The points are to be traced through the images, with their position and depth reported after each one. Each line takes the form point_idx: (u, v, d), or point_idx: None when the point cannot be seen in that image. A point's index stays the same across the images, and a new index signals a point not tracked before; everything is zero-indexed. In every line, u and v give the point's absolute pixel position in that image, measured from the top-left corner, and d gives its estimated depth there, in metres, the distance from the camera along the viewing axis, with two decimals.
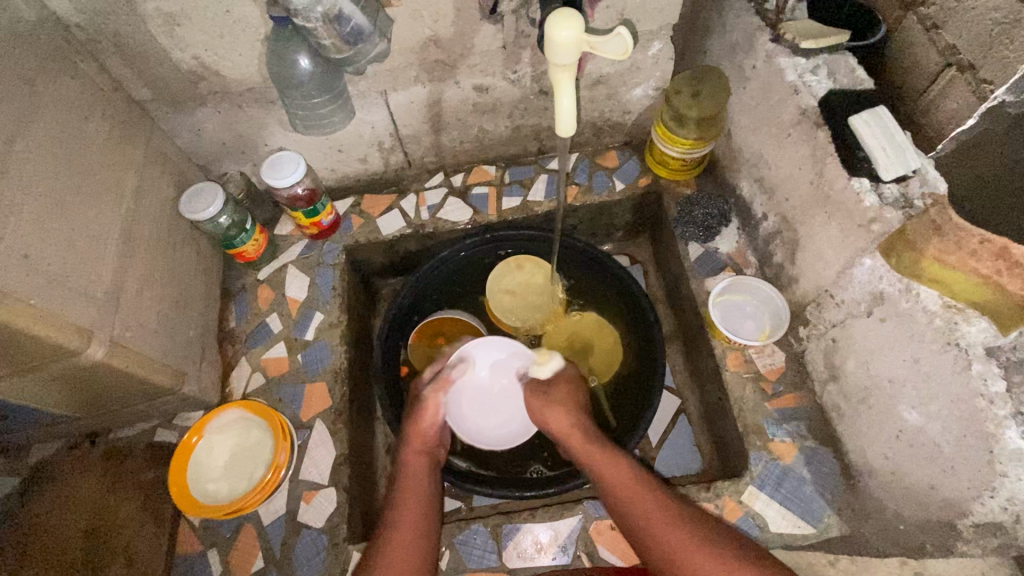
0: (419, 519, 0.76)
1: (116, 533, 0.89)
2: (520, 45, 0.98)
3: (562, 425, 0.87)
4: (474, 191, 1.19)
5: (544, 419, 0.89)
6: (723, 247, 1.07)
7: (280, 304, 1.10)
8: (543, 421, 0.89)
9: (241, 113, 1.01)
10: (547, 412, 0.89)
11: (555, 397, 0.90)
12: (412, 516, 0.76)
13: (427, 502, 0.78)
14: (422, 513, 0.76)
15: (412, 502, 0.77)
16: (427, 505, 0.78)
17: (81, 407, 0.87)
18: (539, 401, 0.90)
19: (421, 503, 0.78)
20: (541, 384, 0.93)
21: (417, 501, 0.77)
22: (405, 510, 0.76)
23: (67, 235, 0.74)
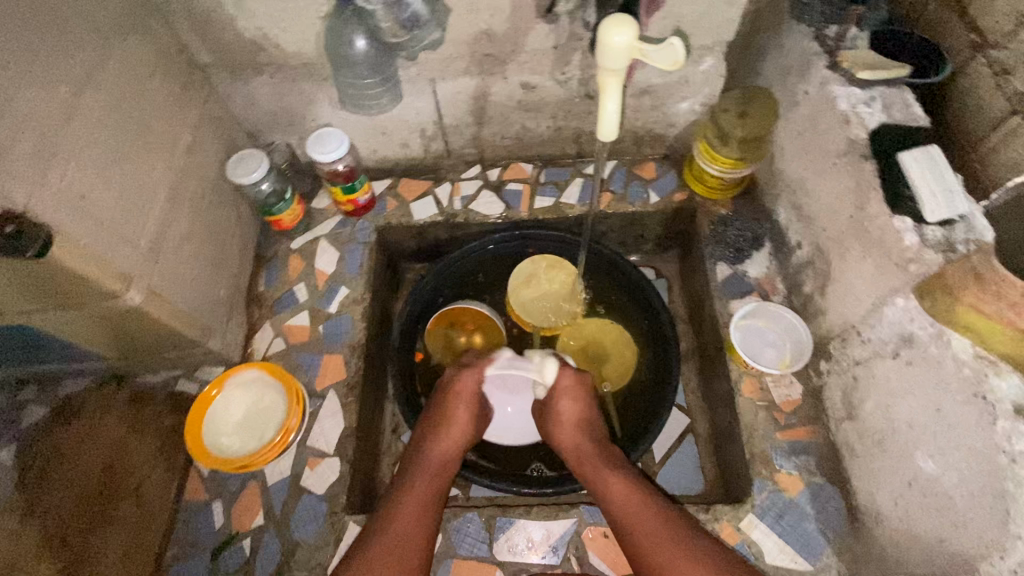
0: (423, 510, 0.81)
1: (129, 472, 0.96)
2: (571, 48, 0.97)
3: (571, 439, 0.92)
4: (508, 187, 1.20)
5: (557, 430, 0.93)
6: (752, 271, 1.05)
7: (309, 275, 1.13)
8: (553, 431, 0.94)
9: (294, 86, 1.04)
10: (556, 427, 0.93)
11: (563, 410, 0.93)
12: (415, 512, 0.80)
13: (431, 505, 0.83)
14: (419, 520, 0.80)
15: (422, 502, 0.82)
16: (431, 509, 0.82)
17: (113, 345, 0.91)
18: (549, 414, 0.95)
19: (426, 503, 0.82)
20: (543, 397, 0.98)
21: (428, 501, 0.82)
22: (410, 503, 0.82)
23: (122, 183, 0.79)
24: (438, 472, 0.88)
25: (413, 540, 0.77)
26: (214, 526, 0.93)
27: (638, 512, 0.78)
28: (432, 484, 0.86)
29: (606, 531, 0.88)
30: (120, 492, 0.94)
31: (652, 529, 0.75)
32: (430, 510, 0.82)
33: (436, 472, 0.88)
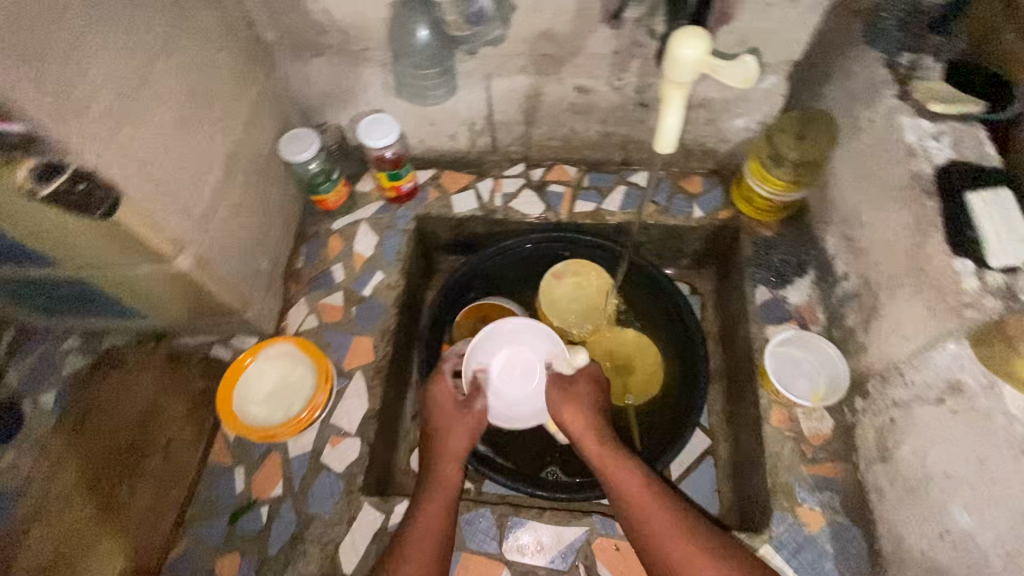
0: (439, 523, 0.80)
1: (160, 428, 1.00)
2: (631, 55, 0.95)
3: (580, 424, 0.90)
4: (550, 188, 1.19)
5: (568, 414, 0.91)
6: (792, 298, 1.03)
7: (346, 256, 1.15)
8: (562, 413, 0.92)
9: (352, 70, 1.06)
10: (567, 411, 0.92)
11: (575, 395, 0.93)
12: (431, 523, 0.79)
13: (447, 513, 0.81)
14: (437, 531, 0.79)
15: (434, 515, 0.81)
16: (448, 517, 0.81)
17: (156, 306, 0.95)
18: (561, 394, 0.93)
19: (441, 513, 0.81)
20: (562, 378, 0.96)
21: (440, 514, 0.81)
22: (426, 514, 0.81)
23: (183, 153, 0.81)
24: (446, 481, 0.85)
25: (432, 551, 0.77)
26: (235, 490, 0.95)
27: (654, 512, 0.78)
28: (441, 496, 0.83)
29: (616, 544, 0.87)
30: (150, 447, 0.98)
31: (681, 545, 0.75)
32: (447, 523, 0.81)
33: (446, 477, 0.86)
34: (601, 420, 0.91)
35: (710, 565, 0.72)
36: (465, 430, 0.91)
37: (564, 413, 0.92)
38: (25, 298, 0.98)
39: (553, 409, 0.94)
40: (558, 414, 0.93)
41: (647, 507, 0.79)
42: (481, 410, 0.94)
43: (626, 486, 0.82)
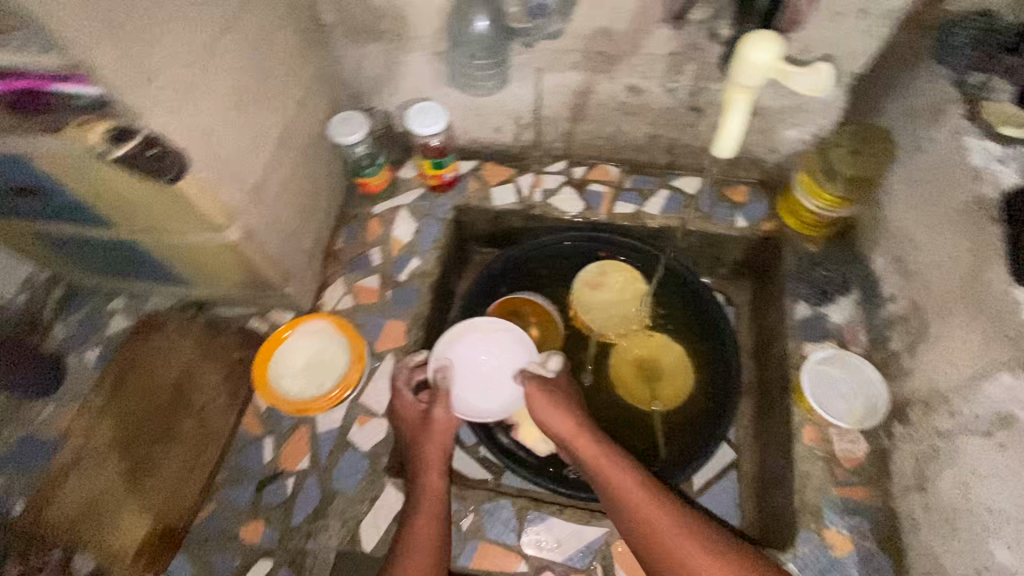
0: (428, 540, 0.81)
1: (195, 393, 1.02)
2: (688, 57, 0.94)
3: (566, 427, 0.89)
4: (591, 187, 1.19)
5: (549, 419, 0.89)
6: (834, 316, 1.01)
7: (384, 240, 1.16)
8: (544, 418, 0.90)
9: (406, 57, 1.06)
10: (548, 415, 0.90)
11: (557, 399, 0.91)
12: (421, 540, 0.80)
13: (436, 528, 0.82)
14: (428, 548, 0.80)
15: (423, 532, 0.81)
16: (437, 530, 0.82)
17: (202, 273, 0.98)
18: (542, 398, 0.91)
19: (430, 529, 0.82)
20: (547, 380, 0.94)
21: (429, 530, 0.81)
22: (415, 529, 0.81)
23: (243, 127, 0.82)
24: (431, 493, 0.85)
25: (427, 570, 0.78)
26: (263, 459, 0.98)
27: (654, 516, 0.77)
28: (429, 510, 0.83)
29: None
30: (184, 410, 1.01)
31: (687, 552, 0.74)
32: (437, 539, 0.81)
33: (430, 488, 0.86)
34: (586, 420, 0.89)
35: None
36: (440, 436, 0.89)
37: (544, 418, 0.90)
38: (76, 257, 1.01)
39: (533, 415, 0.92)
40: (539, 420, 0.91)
41: (642, 512, 0.78)
42: (445, 417, 0.91)
43: (620, 491, 0.81)
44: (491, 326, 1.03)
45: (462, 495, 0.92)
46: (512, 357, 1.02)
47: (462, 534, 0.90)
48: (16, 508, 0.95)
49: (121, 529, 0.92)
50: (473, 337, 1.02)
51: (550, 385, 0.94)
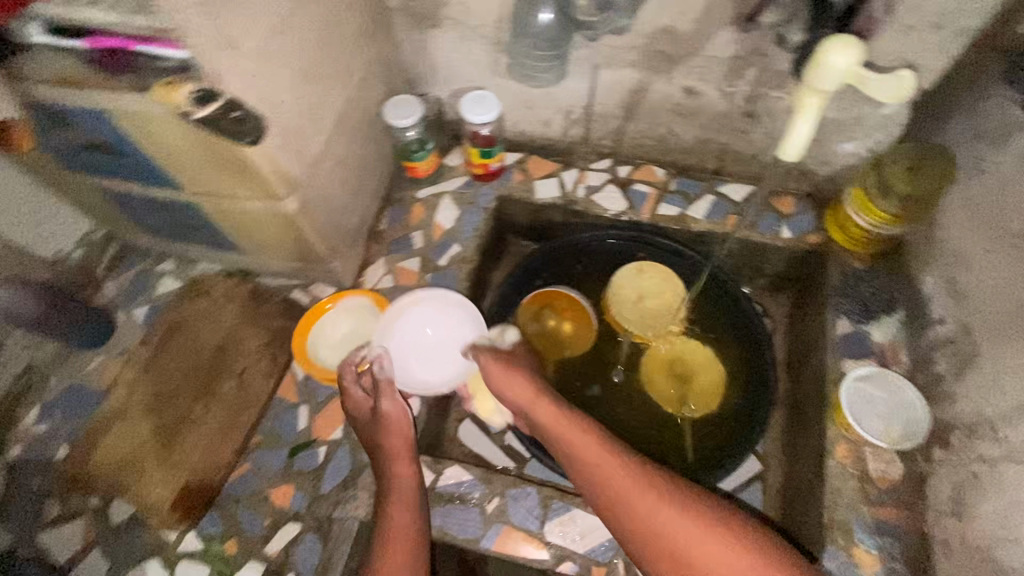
0: (406, 536, 0.80)
1: (236, 357, 1.05)
2: (749, 63, 0.93)
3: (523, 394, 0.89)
4: (636, 187, 1.19)
5: (505, 387, 0.90)
6: (876, 334, 0.99)
7: (427, 225, 1.18)
8: (500, 388, 0.91)
9: (464, 45, 1.07)
10: (505, 382, 0.91)
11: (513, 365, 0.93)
12: (399, 537, 0.80)
13: (412, 521, 0.82)
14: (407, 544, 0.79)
15: (402, 528, 0.80)
16: (414, 524, 0.81)
17: (253, 241, 1.01)
18: (499, 367, 0.92)
19: (407, 524, 0.81)
20: (501, 353, 0.95)
21: (405, 526, 0.81)
22: (394, 525, 0.81)
23: (309, 102, 0.85)
24: (402, 487, 0.85)
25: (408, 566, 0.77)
26: (297, 426, 1.00)
27: (626, 484, 0.77)
28: (404, 504, 0.83)
29: None
30: (225, 372, 1.04)
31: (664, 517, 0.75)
32: (415, 535, 0.81)
33: (400, 482, 0.86)
34: (545, 387, 0.90)
35: (694, 536, 0.73)
36: (401, 429, 0.90)
37: (500, 388, 0.91)
38: (135, 217, 1.04)
39: (490, 384, 0.93)
40: (496, 390, 0.92)
41: (607, 474, 0.79)
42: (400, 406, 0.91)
43: (588, 458, 0.81)
44: (443, 300, 1.04)
45: (488, 479, 0.93)
46: (457, 330, 1.03)
47: (486, 517, 0.91)
48: (60, 453, 1.01)
49: (159, 481, 0.95)
50: (423, 307, 1.03)
51: (505, 356, 0.95)
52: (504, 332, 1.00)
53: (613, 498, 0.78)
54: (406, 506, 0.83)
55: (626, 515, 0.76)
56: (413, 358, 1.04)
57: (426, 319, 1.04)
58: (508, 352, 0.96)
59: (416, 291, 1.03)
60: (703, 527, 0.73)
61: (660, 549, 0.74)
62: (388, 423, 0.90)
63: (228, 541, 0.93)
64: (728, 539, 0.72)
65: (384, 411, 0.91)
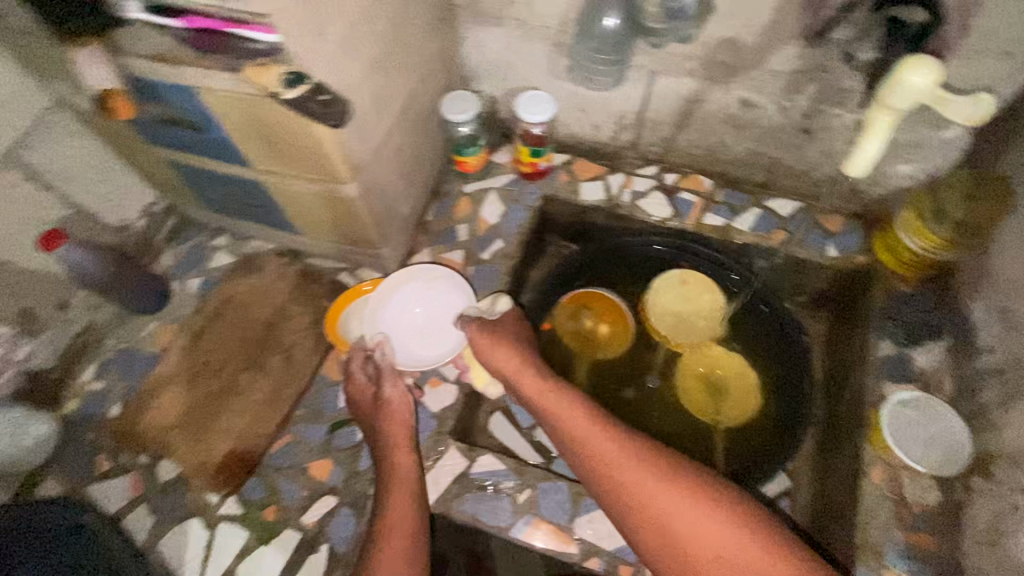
0: (406, 517, 0.85)
1: (284, 333, 1.10)
2: (811, 78, 0.93)
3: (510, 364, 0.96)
4: (682, 195, 1.19)
5: (493, 357, 0.97)
6: (920, 359, 0.98)
7: (472, 218, 1.21)
8: (489, 357, 0.97)
9: (524, 45, 1.09)
10: (493, 352, 0.97)
11: (502, 335, 0.99)
12: (399, 518, 0.85)
13: (412, 503, 0.87)
14: (406, 525, 0.84)
15: (402, 511, 0.85)
16: (413, 505, 0.87)
17: (310, 222, 1.05)
18: (486, 337, 0.98)
19: (407, 506, 0.86)
20: (488, 323, 1.01)
21: (405, 509, 0.86)
22: (395, 508, 0.86)
23: (378, 92, 0.88)
24: (402, 473, 0.89)
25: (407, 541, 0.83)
26: (338, 404, 1.03)
27: (609, 454, 0.84)
28: (405, 489, 0.88)
29: None
30: (273, 347, 1.08)
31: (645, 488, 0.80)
32: (413, 518, 0.85)
33: (401, 468, 0.90)
34: (533, 357, 0.96)
35: (674, 505, 0.78)
36: (404, 418, 0.94)
37: (490, 359, 0.97)
38: (201, 192, 1.08)
39: (480, 355, 0.99)
40: (486, 360, 0.98)
41: (593, 450, 0.85)
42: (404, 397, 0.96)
43: (573, 429, 0.88)
44: (432, 276, 1.10)
45: (520, 470, 0.95)
46: (444, 302, 1.09)
47: (517, 507, 0.93)
48: (112, 411, 1.05)
49: (208, 445, 1.00)
50: (413, 284, 1.09)
51: (494, 326, 1.00)
52: (494, 301, 1.07)
53: (597, 469, 0.84)
54: (407, 490, 0.88)
55: (610, 483, 0.82)
56: (411, 337, 1.07)
57: (414, 298, 1.09)
58: (499, 322, 1.02)
59: (406, 270, 1.09)
60: (682, 500, 0.78)
61: (642, 520, 0.79)
62: (391, 413, 0.94)
63: (267, 509, 0.96)
64: (708, 512, 0.76)
65: (387, 400, 0.96)
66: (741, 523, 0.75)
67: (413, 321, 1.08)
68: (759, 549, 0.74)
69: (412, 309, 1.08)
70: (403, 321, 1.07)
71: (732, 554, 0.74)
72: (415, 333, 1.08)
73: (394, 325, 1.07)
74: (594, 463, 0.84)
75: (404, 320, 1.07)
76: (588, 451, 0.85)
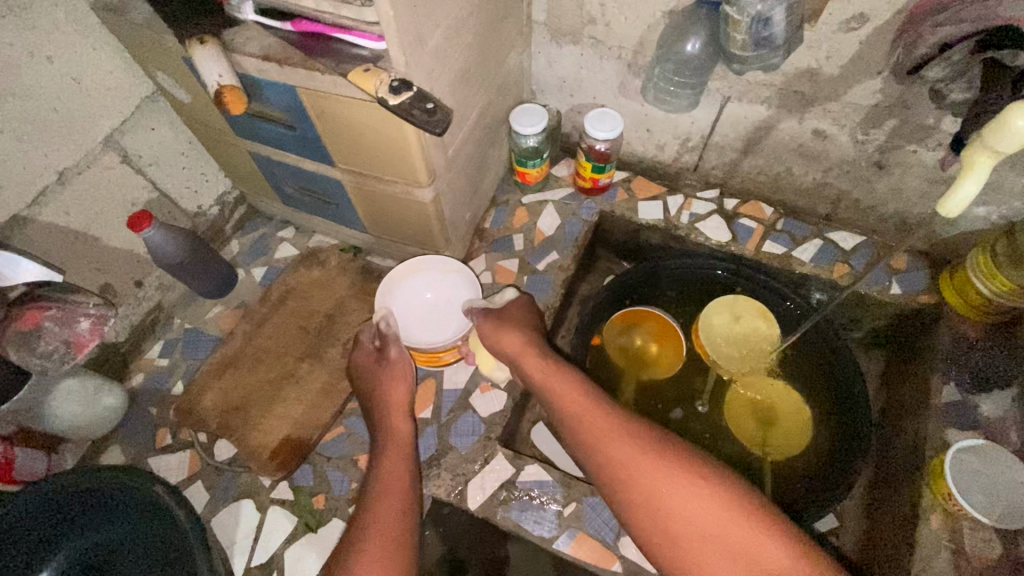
0: (400, 477, 0.86)
1: (343, 327, 1.13)
2: (890, 114, 0.93)
3: (513, 343, 0.95)
4: (741, 221, 1.19)
5: (497, 338, 0.97)
6: (985, 407, 0.94)
7: (530, 229, 1.22)
8: (494, 339, 0.98)
9: (597, 64, 1.11)
10: (497, 334, 0.97)
11: (507, 318, 1.00)
12: (391, 477, 0.86)
13: (404, 464, 0.88)
14: (397, 484, 0.85)
15: (393, 471, 0.86)
16: (405, 465, 0.88)
17: (377, 222, 1.09)
18: (490, 323, 0.99)
19: (399, 468, 0.87)
20: (493, 309, 1.02)
21: (397, 470, 0.87)
22: (387, 469, 0.87)
23: (460, 100, 0.91)
24: (398, 437, 0.92)
25: (398, 499, 0.83)
26: None
27: (609, 434, 0.82)
28: (398, 452, 0.90)
29: None
30: (331, 339, 1.12)
31: (646, 469, 0.77)
32: (404, 478, 0.86)
33: (396, 433, 0.92)
34: (536, 339, 0.96)
35: (676, 486, 0.75)
36: (401, 385, 0.96)
37: (496, 342, 0.97)
38: (275, 185, 1.13)
39: (485, 340, 0.99)
40: (490, 342, 0.98)
41: (592, 429, 0.83)
42: (405, 360, 0.99)
43: (573, 411, 0.86)
44: (446, 267, 1.08)
45: (568, 483, 0.96)
46: (456, 293, 1.09)
47: (562, 519, 0.93)
48: (177, 388, 1.10)
49: (262, 429, 1.03)
50: (427, 271, 1.08)
51: (499, 312, 1.01)
52: (502, 291, 1.07)
53: (597, 453, 0.82)
54: (400, 454, 0.90)
55: (610, 465, 0.80)
56: (411, 318, 1.09)
57: (426, 284, 1.09)
58: (505, 307, 1.03)
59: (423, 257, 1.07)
60: (676, 479, 0.75)
61: (643, 505, 0.76)
62: (388, 380, 0.97)
63: (316, 497, 0.98)
64: (709, 495, 0.73)
65: (385, 369, 0.98)
66: (740, 505, 0.73)
67: (422, 306, 1.09)
68: (754, 526, 0.71)
69: (423, 295, 1.09)
70: (411, 304, 1.08)
71: (734, 535, 0.71)
72: (416, 313, 1.09)
73: (399, 304, 1.07)
74: (595, 444, 0.82)
75: (411, 302, 1.08)
76: (589, 432, 0.83)
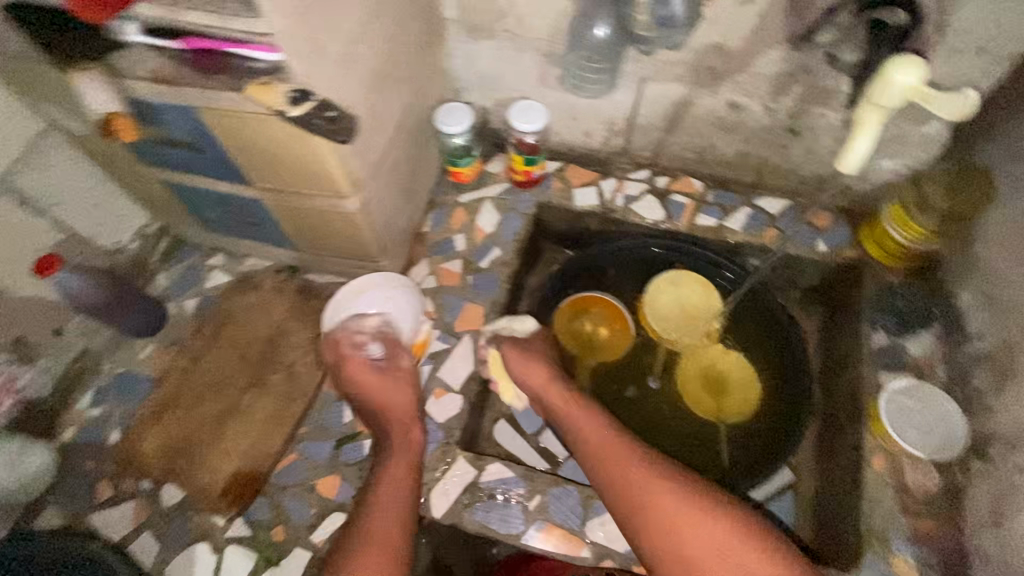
0: (399, 489, 0.90)
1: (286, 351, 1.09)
2: (795, 80, 0.97)
3: (540, 376, 1.02)
4: (674, 197, 1.21)
5: (526, 367, 1.02)
6: (912, 348, 1.00)
7: (469, 227, 1.21)
8: (519, 369, 1.02)
9: (515, 57, 1.10)
10: (525, 367, 1.02)
11: (534, 350, 1.05)
12: (393, 487, 0.90)
13: (408, 476, 0.92)
14: (398, 494, 0.90)
15: (395, 484, 0.90)
16: (408, 477, 0.92)
17: (306, 237, 1.05)
18: (520, 358, 1.03)
19: (401, 479, 0.91)
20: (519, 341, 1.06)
21: (399, 481, 0.91)
22: (390, 478, 0.91)
23: (375, 105, 0.88)
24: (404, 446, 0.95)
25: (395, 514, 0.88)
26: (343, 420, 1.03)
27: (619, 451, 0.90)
28: (401, 461, 0.93)
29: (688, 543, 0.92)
30: (275, 364, 1.08)
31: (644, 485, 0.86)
32: (404, 489, 0.90)
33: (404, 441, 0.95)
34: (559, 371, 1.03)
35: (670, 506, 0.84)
36: (405, 394, 1.00)
37: (526, 375, 1.02)
38: (196, 211, 1.08)
39: (511, 371, 1.04)
40: (518, 372, 1.03)
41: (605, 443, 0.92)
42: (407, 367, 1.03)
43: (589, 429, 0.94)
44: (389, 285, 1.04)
45: (530, 477, 0.95)
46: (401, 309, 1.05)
47: (528, 513, 0.93)
48: (112, 437, 1.03)
49: (210, 466, 1.00)
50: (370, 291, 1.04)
51: (525, 345, 1.05)
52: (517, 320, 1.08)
53: (604, 466, 0.90)
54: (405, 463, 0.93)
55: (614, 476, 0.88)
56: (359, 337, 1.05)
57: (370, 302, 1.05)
58: (529, 340, 1.07)
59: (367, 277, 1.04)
60: (672, 495, 0.84)
61: (637, 513, 0.85)
62: (393, 388, 1.00)
63: (275, 529, 0.94)
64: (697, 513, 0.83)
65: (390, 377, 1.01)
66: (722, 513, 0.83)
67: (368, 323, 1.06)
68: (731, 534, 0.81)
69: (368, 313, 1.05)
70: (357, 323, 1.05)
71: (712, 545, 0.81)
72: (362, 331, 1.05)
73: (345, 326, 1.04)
74: (603, 459, 0.90)
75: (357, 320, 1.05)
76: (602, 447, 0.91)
